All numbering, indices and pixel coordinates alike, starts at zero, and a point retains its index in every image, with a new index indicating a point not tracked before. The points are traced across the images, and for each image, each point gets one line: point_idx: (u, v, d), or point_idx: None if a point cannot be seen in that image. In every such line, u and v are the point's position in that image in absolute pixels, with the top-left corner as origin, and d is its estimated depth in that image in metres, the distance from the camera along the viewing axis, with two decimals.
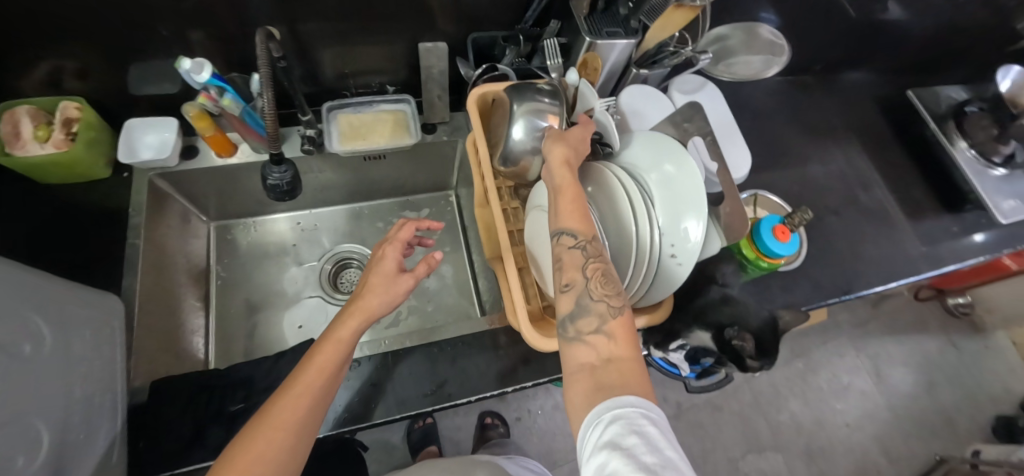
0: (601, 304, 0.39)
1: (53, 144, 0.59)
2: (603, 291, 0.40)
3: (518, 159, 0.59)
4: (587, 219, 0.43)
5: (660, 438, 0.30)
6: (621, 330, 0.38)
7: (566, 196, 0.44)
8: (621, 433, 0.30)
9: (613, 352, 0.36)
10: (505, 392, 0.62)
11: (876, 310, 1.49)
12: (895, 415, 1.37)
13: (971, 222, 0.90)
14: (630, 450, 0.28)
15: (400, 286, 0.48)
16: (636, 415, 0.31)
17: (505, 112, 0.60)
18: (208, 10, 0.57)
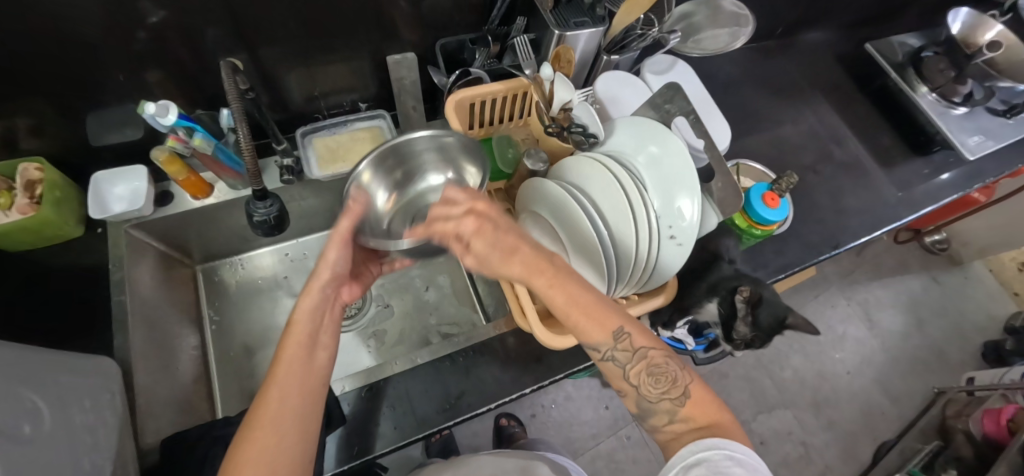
0: (665, 403, 0.40)
1: (19, 210, 0.56)
2: (660, 389, 0.41)
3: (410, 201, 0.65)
4: (597, 324, 0.42)
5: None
6: (695, 411, 0.40)
7: (565, 314, 0.43)
8: (706, 474, 0.35)
9: (696, 422, 0.39)
10: (524, 394, 0.62)
11: (860, 258, 1.54)
12: (891, 356, 1.42)
13: (940, 162, 0.93)
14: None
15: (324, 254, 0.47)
16: (721, 458, 0.35)
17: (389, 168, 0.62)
18: (163, 48, 0.55)
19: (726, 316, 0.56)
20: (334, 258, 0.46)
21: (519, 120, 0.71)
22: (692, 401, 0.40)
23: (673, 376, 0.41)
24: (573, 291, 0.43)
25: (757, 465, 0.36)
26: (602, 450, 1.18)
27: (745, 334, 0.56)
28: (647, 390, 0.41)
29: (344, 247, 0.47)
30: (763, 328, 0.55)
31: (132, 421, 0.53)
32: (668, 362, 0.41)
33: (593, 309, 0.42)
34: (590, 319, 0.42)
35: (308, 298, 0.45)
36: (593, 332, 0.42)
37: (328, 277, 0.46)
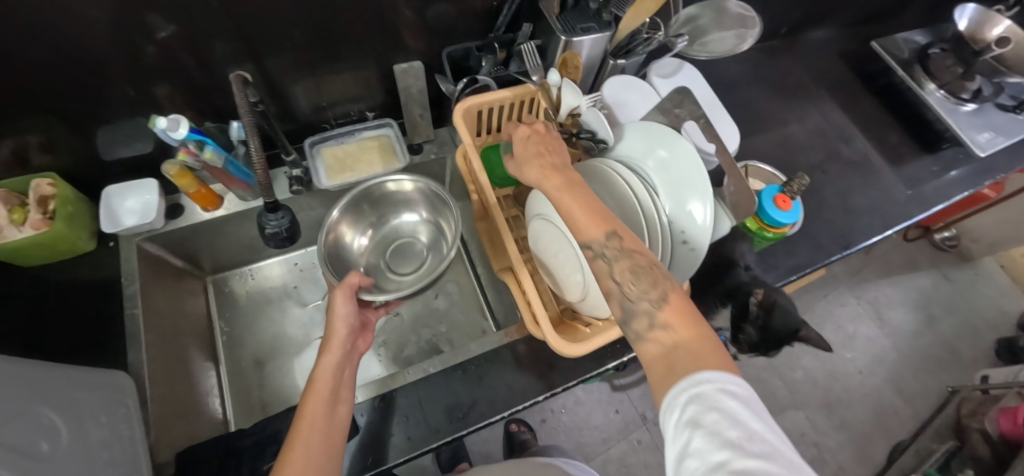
0: (644, 305, 0.38)
1: (31, 226, 0.57)
2: (643, 292, 0.38)
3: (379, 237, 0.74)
4: (593, 219, 0.41)
5: (746, 413, 0.30)
6: (674, 316, 0.37)
7: (566, 205, 0.43)
8: (701, 411, 0.30)
9: (677, 338, 0.36)
10: (537, 401, 0.62)
11: (869, 256, 1.52)
12: (903, 355, 1.40)
13: (950, 159, 0.93)
14: (715, 432, 0.29)
15: (333, 308, 0.53)
16: (714, 392, 0.30)
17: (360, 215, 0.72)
18: (172, 62, 0.55)
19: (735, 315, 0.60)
20: (344, 311, 0.52)
21: None
22: (673, 302, 0.38)
23: (658, 279, 0.38)
24: (583, 194, 0.43)
25: (753, 392, 0.32)
26: (613, 455, 1.18)
27: (754, 337, 0.59)
28: (628, 290, 0.39)
29: (351, 299, 0.54)
30: (772, 335, 0.57)
31: (147, 434, 0.53)
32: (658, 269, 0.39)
33: (591, 208, 0.42)
34: (586, 212, 0.41)
35: (330, 353, 0.48)
36: (585, 223, 0.41)
37: (344, 331, 0.51)
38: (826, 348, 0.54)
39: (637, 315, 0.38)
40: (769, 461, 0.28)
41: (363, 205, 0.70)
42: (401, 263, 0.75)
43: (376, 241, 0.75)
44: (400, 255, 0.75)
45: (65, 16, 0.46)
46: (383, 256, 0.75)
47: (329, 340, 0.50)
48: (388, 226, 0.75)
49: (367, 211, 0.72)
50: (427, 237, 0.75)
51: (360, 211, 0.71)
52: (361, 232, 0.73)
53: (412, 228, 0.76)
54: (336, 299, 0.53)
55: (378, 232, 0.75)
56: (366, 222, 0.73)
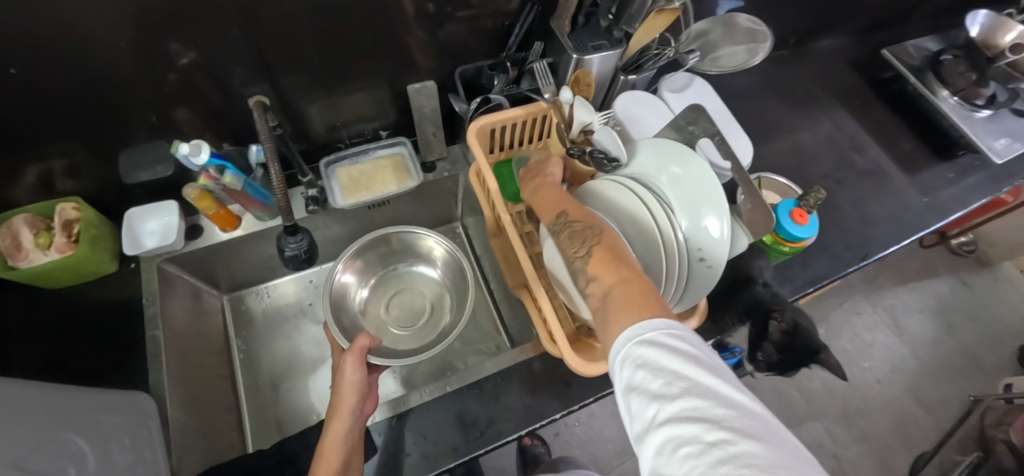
0: (579, 262, 0.40)
1: (57, 249, 0.58)
2: (579, 251, 0.41)
3: (380, 288, 0.75)
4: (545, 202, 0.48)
5: (664, 357, 0.30)
6: (601, 267, 0.38)
7: (536, 197, 0.51)
8: (631, 372, 0.31)
9: (606, 286, 0.37)
10: (554, 419, 0.62)
11: (884, 263, 1.50)
12: (922, 363, 1.37)
13: (966, 165, 0.92)
14: (642, 387, 0.31)
15: (343, 370, 0.51)
16: (635, 349, 0.32)
17: (366, 267, 0.73)
18: (193, 88, 0.57)
19: (754, 333, 0.60)
20: (353, 376, 0.50)
21: (538, 142, 0.71)
22: (598, 254, 0.39)
23: (589, 235, 0.41)
24: (551, 190, 0.50)
25: (675, 329, 0.32)
26: (628, 469, 1.16)
27: (771, 356, 0.59)
28: (566, 252, 0.42)
29: (362, 363, 0.52)
30: (790, 354, 0.58)
31: (168, 455, 0.53)
32: (593, 229, 0.42)
33: (553, 199, 0.48)
34: (547, 202, 0.48)
35: (339, 422, 0.47)
36: (546, 211, 0.48)
37: (354, 397, 0.49)
38: (841, 375, 0.54)
39: (576, 273, 0.41)
40: (690, 397, 0.29)
41: (372, 254, 0.72)
42: (399, 316, 0.74)
43: (379, 287, 0.75)
44: (400, 307, 0.75)
45: (92, 47, 0.47)
46: (384, 304, 0.74)
47: (338, 405, 0.49)
48: (395, 273, 0.76)
49: (375, 259, 0.73)
50: (432, 292, 0.76)
51: (369, 260, 0.72)
52: (367, 279, 0.73)
53: (417, 280, 0.77)
54: (344, 363, 0.51)
55: (383, 279, 0.75)
56: (375, 267, 0.74)
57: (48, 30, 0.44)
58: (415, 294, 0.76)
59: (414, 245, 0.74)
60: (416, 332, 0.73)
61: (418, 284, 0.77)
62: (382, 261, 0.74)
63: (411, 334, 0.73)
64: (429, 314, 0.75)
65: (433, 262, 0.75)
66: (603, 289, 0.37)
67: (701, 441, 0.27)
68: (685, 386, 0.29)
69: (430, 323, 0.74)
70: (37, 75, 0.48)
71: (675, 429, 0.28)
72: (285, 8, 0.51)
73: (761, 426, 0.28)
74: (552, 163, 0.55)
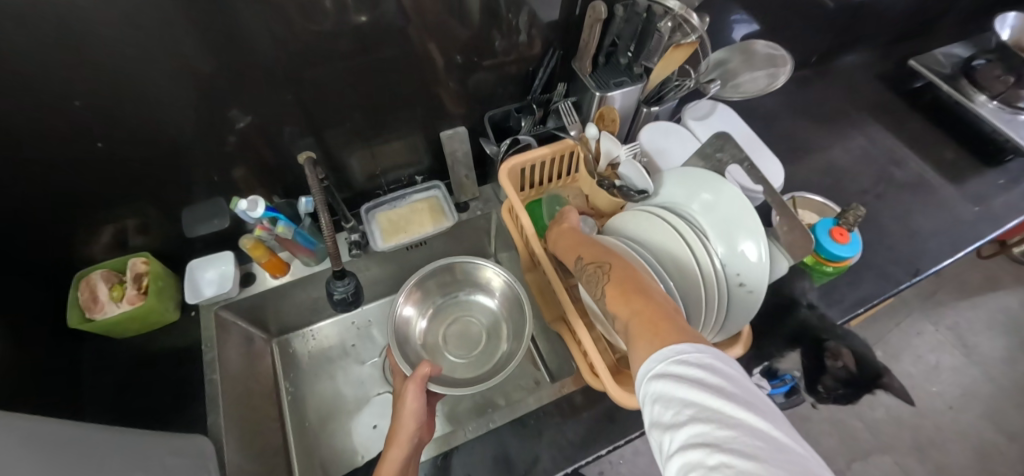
0: (602, 303, 0.43)
1: (128, 301, 0.63)
2: (600, 291, 0.43)
3: (433, 316, 0.75)
4: (568, 246, 0.52)
5: (671, 386, 0.30)
6: (617, 303, 0.40)
7: (563, 239, 0.54)
8: (650, 406, 0.32)
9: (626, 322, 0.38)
10: (600, 455, 0.60)
11: (940, 277, 1.41)
12: (998, 385, 1.26)
13: (1017, 170, 0.88)
14: (657, 419, 0.31)
15: (403, 399, 0.53)
16: (649, 384, 0.32)
17: (421, 296, 0.73)
18: (249, 148, 0.63)
19: (810, 371, 0.58)
20: (414, 404, 0.53)
21: (566, 178, 0.73)
22: (613, 291, 0.41)
23: (600, 275, 0.44)
24: (573, 235, 0.53)
25: (682, 354, 0.32)
26: None
27: (834, 389, 0.58)
28: (591, 295, 0.44)
29: (422, 391, 0.54)
30: (852, 385, 0.57)
31: None
32: (603, 267, 0.44)
33: (571, 246, 0.51)
34: (569, 247, 0.51)
35: (397, 447, 0.50)
36: (569, 259, 0.50)
37: (413, 424, 0.52)
38: (911, 397, 0.53)
39: (607, 311, 0.43)
40: (695, 423, 0.28)
41: (428, 281, 0.73)
42: (457, 343, 0.75)
43: (437, 315, 0.76)
44: (457, 335, 0.75)
45: (166, 118, 0.54)
46: (442, 333, 0.75)
47: (397, 432, 0.51)
48: (454, 301, 0.77)
49: (434, 289, 0.75)
50: (489, 321, 0.76)
51: (427, 289, 0.74)
52: (425, 309, 0.74)
53: (476, 309, 0.77)
54: (406, 390, 0.54)
55: (441, 307, 0.76)
56: (430, 298, 0.75)
57: (131, 106, 0.50)
58: (469, 325, 0.76)
59: (474, 274, 0.75)
60: (475, 360, 0.74)
61: (474, 313, 0.77)
62: (440, 289, 0.76)
63: (468, 362, 0.73)
64: (486, 343, 0.75)
65: (489, 290, 0.75)
66: (624, 324, 0.39)
67: (703, 466, 0.26)
68: (692, 412, 0.29)
69: (487, 352, 0.74)
70: (118, 146, 0.54)
71: (683, 456, 0.28)
72: (331, 70, 0.57)
73: (764, 445, 0.26)
74: (569, 212, 0.58)
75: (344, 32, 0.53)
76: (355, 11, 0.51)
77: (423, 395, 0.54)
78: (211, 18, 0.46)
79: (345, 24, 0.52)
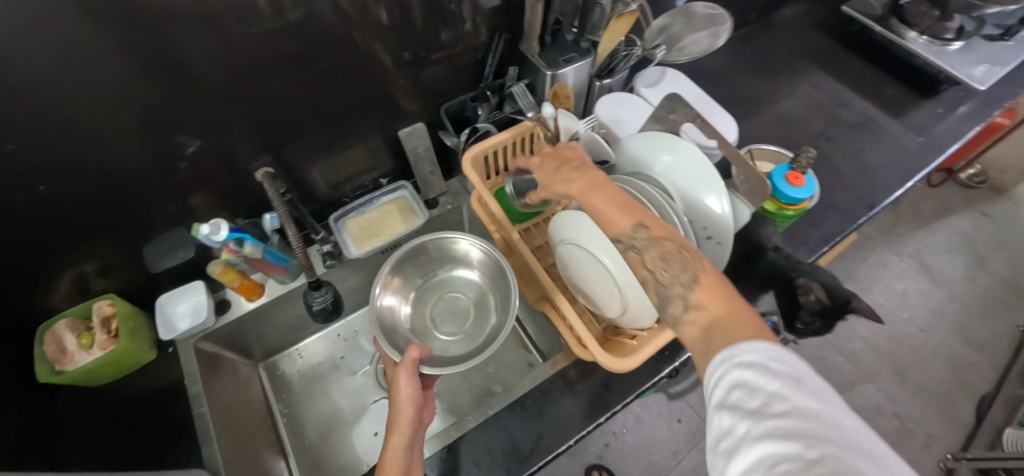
0: (676, 288, 0.38)
1: (99, 347, 0.61)
2: (677, 275, 0.39)
3: (416, 297, 0.75)
4: (621, 209, 0.42)
5: (763, 378, 0.30)
6: (706, 296, 0.37)
7: (598, 194, 0.44)
8: (726, 391, 0.31)
9: (711, 318, 0.36)
10: (599, 423, 0.61)
11: (898, 210, 1.48)
12: (962, 303, 1.34)
13: (951, 98, 0.93)
14: (735, 405, 0.30)
15: (397, 385, 0.52)
16: (731, 370, 0.31)
17: (401, 279, 0.72)
18: (205, 171, 0.61)
19: (784, 306, 0.62)
20: (408, 391, 0.51)
21: None
22: (706, 283, 0.37)
23: (683, 259, 0.39)
24: (609, 189, 0.44)
25: (770, 348, 0.31)
26: (687, 467, 1.09)
27: (811, 322, 0.60)
28: (659, 275, 0.39)
29: (414, 376, 0.53)
30: (827, 315, 0.59)
31: None
32: (688, 253, 0.39)
33: (614, 204, 0.43)
34: (614, 208, 0.42)
35: (398, 435, 0.50)
36: (612, 224, 0.42)
37: (411, 409, 0.51)
38: (879, 317, 0.55)
39: (666, 300, 0.38)
40: (790, 417, 0.28)
41: (406, 264, 0.71)
42: (446, 321, 0.75)
43: (420, 298, 0.76)
44: (444, 313, 0.76)
45: (111, 150, 0.51)
46: (429, 313, 0.75)
47: (396, 419, 0.51)
48: (437, 280, 0.77)
49: (413, 271, 0.74)
50: (474, 293, 0.76)
51: (406, 273, 0.73)
52: (406, 293, 0.74)
53: (460, 283, 0.77)
54: (398, 377, 0.52)
55: (424, 289, 0.76)
56: (411, 281, 0.75)
57: (65, 141, 0.48)
58: (455, 300, 0.76)
59: (450, 250, 0.74)
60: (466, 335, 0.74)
61: (459, 288, 0.77)
62: (419, 271, 0.75)
63: (459, 339, 0.74)
64: (475, 317, 0.75)
65: (468, 262, 0.75)
66: (705, 319, 0.36)
67: (801, 459, 0.27)
68: (782, 408, 0.29)
69: (476, 325, 0.75)
70: (62, 188, 0.51)
71: (770, 447, 0.28)
72: (282, 80, 0.56)
73: (863, 448, 0.27)
74: (574, 151, 0.51)
75: (287, 41, 0.52)
76: (292, 17, 0.50)
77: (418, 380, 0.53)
78: (142, 43, 0.44)
79: (286, 35, 0.51)
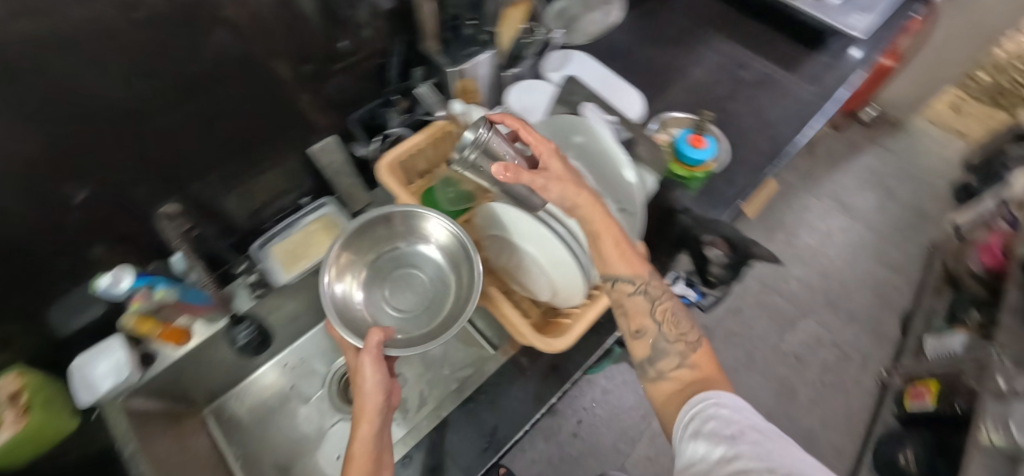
0: (670, 343, 0.49)
1: (8, 427, 0.54)
2: (671, 332, 0.50)
3: (368, 274, 0.62)
4: (632, 262, 0.49)
5: (734, 418, 0.40)
6: (698, 360, 0.48)
7: (604, 239, 0.49)
8: (705, 425, 0.41)
9: (698, 375, 0.47)
10: (553, 403, 0.63)
11: (814, 155, 1.59)
12: (877, 232, 1.47)
13: (836, 48, 1.01)
14: (711, 434, 0.39)
15: (362, 374, 0.48)
16: (710, 411, 0.42)
17: (351, 253, 0.60)
18: (101, 222, 0.56)
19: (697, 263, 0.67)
20: (375, 380, 0.48)
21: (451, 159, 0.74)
22: (696, 347, 0.49)
23: (680, 323, 0.51)
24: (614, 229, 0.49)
25: (737, 401, 0.42)
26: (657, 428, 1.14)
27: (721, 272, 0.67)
28: (662, 329, 0.50)
29: (380, 363, 0.49)
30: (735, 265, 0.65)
31: None
32: (680, 320, 0.51)
33: (626, 256, 0.49)
34: (623, 252, 0.49)
35: (366, 425, 0.48)
36: (629, 264, 0.50)
37: (378, 398, 0.48)
38: (774, 258, 0.63)
39: (665, 350, 0.49)
40: (755, 445, 0.38)
41: (359, 236, 0.59)
42: (401, 303, 0.62)
43: (372, 275, 0.62)
44: (400, 294, 0.62)
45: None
46: (381, 293, 0.62)
47: (363, 407, 0.49)
48: (393, 255, 0.64)
49: (366, 245, 0.61)
50: (435, 275, 0.63)
51: (356, 247, 0.60)
52: (357, 269, 0.61)
53: (419, 260, 0.63)
54: (362, 365, 0.48)
55: (377, 265, 0.63)
56: (366, 250, 0.62)
57: None
58: (410, 281, 0.63)
59: (413, 221, 0.61)
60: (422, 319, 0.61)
61: (420, 267, 0.64)
62: (371, 245, 0.62)
63: (413, 323, 0.61)
64: (433, 302, 0.62)
65: (431, 234, 0.62)
66: (692, 376, 0.47)
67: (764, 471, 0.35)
68: (748, 438, 0.38)
69: (433, 310, 0.61)
70: None
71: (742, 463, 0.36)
72: (180, 113, 0.51)
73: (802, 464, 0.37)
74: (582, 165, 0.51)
75: (170, 85, 0.46)
76: None
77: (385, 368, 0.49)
78: None
79: (172, 73, 0.46)
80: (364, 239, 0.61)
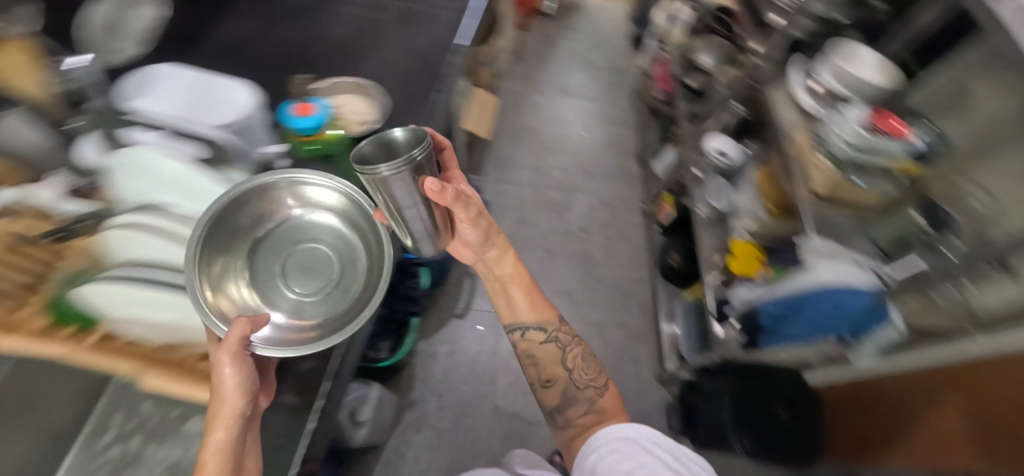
0: (579, 388, 0.65)
1: None
2: (583, 377, 0.66)
3: (259, 256, 0.53)
4: (540, 310, 0.68)
5: (635, 447, 0.54)
6: (605, 406, 0.64)
7: (516, 289, 0.67)
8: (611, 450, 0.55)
9: (602, 415, 0.63)
10: (315, 423, 0.54)
11: (522, 60, 1.77)
12: (597, 98, 1.72)
13: None
14: (614, 458, 0.53)
15: (221, 372, 0.43)
16: (617, 440, 0.55)
17: (227, 234, 0.51)
18: None
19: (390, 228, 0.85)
20: (235, 379, 0.43)
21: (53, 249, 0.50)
22: (604, 395, 0.65)
23: (592, 374, 0.67)
24: (527, 281, 0.67)
25: (642, 432, 0.56)
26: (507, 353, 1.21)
27: None
28: (575, 378, 0.66)
29: (245, 362, 0.44)
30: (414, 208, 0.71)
31: None
32: (591, 368, 0.67)
33: (541, 308, 0.68)
34: (538, 309, 0.67)
35: (218, 431, 0.43)
36: (543, 314, 0.67)
37: (234, 400, 0.44)
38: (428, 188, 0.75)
39: (572, 394, 0.65)
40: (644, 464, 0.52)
41: (231, 213, 0.50)
42: (302, 277, 0.53)
43: (266, 246, 0.54)
44: (301, 268, 0.54)
45: None
46: (280, 266, 0.53)
47: (217, 408, 0.44)
48: (288, 228, 0.55)
49: (246, 219, 0.52)
50: (339, 253, 0.54)
51: (232, 228, 0.51)
52: (243, 243, 0.52)
53: (314, 233, 0.55)
54: (220, 362, 0.43)
55: (270, 237, 0.54)
56: (247, 227, 0.52)
57: None
58: (307, 265, 0.54)
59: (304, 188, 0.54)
60: (327, 300, 0.52)
61: (320, 237, 0.55)
62: (253, 220, 0.53)
63: (317, 302, 0.52)
64: (343, 279, 0.53)
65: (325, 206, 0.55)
66: (597, 412, 0.63)
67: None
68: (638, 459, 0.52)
69: (341, 290, 0.52)
70: None
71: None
72: None
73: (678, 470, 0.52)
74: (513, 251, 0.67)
75: None
76: None
77: (244, 365, 0.44)
78: None
79: None
80: (241, 220, 0.52)
